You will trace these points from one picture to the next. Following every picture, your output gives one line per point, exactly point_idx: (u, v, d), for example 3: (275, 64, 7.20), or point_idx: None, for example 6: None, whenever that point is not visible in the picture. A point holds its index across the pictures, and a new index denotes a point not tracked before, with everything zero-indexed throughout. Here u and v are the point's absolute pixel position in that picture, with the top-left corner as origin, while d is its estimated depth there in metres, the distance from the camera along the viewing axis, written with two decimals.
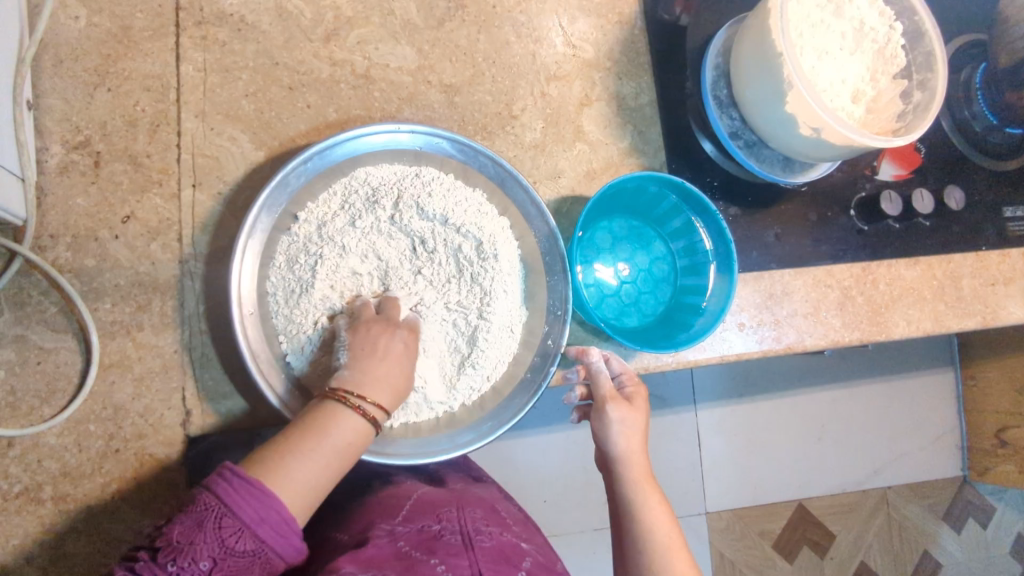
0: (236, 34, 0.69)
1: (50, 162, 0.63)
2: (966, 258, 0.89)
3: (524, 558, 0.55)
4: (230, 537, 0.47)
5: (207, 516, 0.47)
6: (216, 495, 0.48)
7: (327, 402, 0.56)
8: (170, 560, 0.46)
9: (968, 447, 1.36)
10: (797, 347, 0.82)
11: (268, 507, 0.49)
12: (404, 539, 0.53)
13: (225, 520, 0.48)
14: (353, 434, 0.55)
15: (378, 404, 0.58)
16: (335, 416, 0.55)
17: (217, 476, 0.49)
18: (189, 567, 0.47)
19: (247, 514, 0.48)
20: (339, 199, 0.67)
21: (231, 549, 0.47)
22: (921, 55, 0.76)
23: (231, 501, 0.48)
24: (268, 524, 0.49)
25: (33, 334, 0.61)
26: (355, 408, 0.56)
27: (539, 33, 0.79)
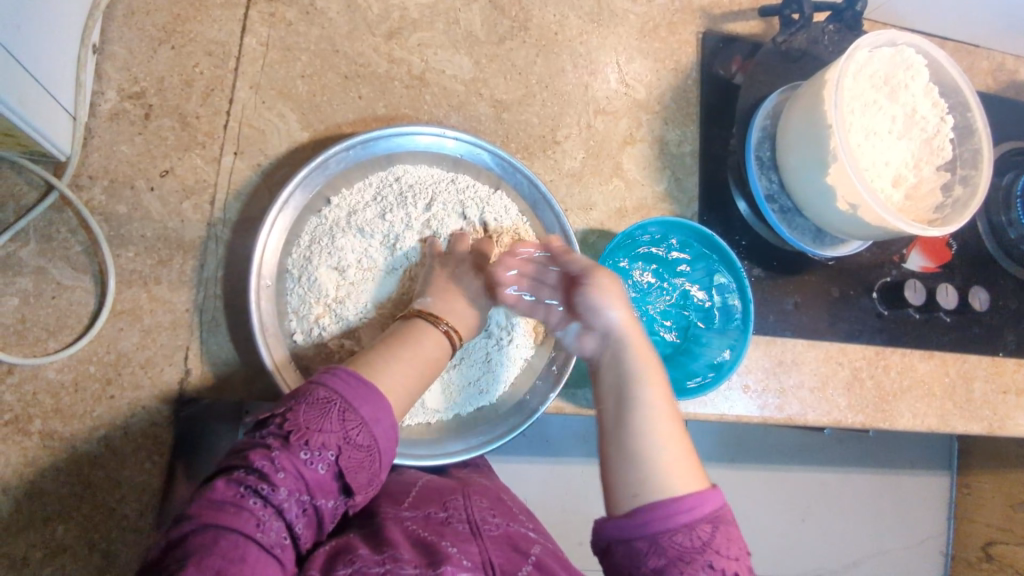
0: (304, 17, 0.71)
1: (103, 107, 0.64)
2: (981, 361, 0.89)
3: (532, 546, 0.56)
4: (353, 430, 0.52)
5: (332, 409, 0.52)
6: (336, 392, 0.53)
7: (415, 318, 0.63)
8: (304, 447, 0.51)
9: (953, 555, 1.33)
10: (799, 420, 0.81)
11: (382, 409, 0.54)
12: (411, 523, 0.55)
13: (348, 415, 0.52)
14: (439, 347, 0.62)
15: (455, 327, 0.64)
16: (423, 331, 0.62)
17: (331, 377, 0.54)
18: (320, 456, 0.51)
19: (366, 411, 0.53)
20: (373, 189, 0.68)
21: (353, 441, 0.52)
22: (967, 152, 0.77)
23: (351, 398, 0.53)
24: (382, 422, 0.54)
25: (53, 268, 0.61)
26: (438, 325, 0.62)
27: (594, 66, 0.81)
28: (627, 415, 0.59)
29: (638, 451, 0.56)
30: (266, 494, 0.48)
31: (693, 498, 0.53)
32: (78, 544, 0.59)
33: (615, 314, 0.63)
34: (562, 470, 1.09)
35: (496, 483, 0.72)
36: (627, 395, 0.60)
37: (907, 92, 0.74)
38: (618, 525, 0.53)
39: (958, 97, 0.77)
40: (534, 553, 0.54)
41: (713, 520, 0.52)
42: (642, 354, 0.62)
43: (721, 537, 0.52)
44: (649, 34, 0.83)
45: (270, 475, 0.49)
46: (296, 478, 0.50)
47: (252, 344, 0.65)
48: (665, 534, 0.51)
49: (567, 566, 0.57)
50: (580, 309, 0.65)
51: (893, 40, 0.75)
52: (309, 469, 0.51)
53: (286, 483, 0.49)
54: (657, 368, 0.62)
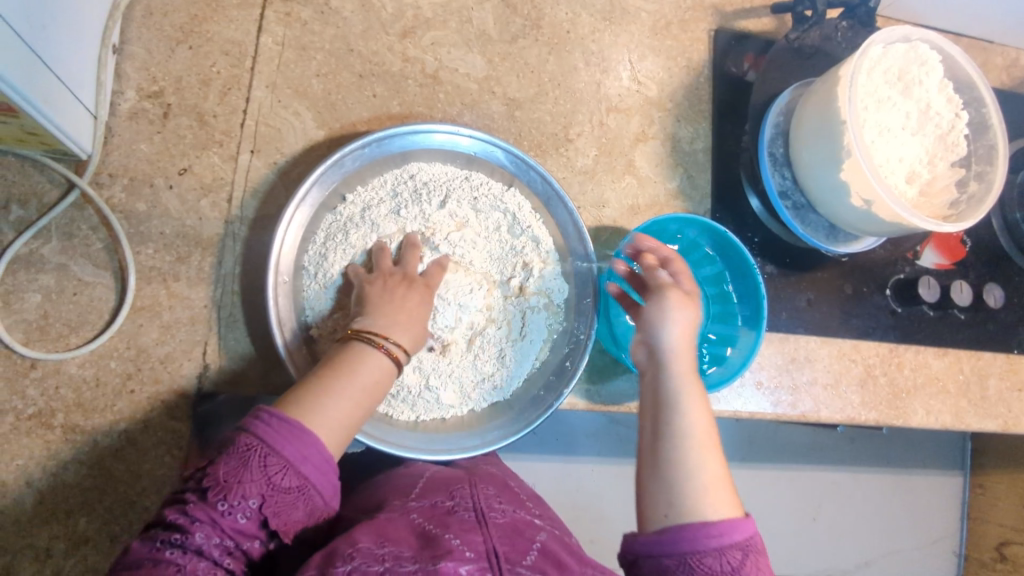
0: (319, 16, 0.71)
1: (122, 106, 0.65)
2: (996, 358, 0.88)
3: (538, 533, 0.57)
4: (275, 474, 0.49)
5: (251, 455, 0.49)
6: (256, 436, 0.49)
7: (352, 342, 0.58)
8: (220, 498, 0.47)
9: (967, 555, 1.32)
10: (812, 417, 0.81)
11: (309, 446, 0.50)
12: (418, 514, 0.55)
13: (270, 459, 0.49)
14: (381, 370, 0.57)
15: (400, 343, 0.59)
16: (361, 354, 0.57)
17: (254, 418, 0.51)
18: (239, 505, 0.48)
19: (290, 451, 0.49)
20: (387, 186, 0.69)
21: (277, 486, 0.48)
22: (983, 147, 0.77)
23: (272, 439, 0.49)
24: (309, 461, 0.50)
25: (75, 265, 0.62)
26: (379, 346, 0.57)
27: (607, 64, 0.81)
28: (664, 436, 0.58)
29: (674, 474, 0.55)
30: (181, 543, 0.46)
31: (726, 523, 0.51)
32: (100, 537, 0.60)
33: (670, 335, 0.62)
34: (574, 468, 1.09)
35: (504, 471, 0.73)
36: (666, 415, 0.58)
37: (922, 88, 0.74)
38: (646, 541, 0.52)
39: (973, 93, 0.77)
40: (539, 541, 0.56)
41: (743, 547, 0.51)
42: (686, 373, 0.61)
43: (750, 564, 0.50)
44: (661, 32, 0.83)
45: (184, 526, 0.47)
46: (214, 526, 0.47)
47: (268, 340, 0.66)
48: (693, 555, 0.50)
49: (575, 553, 0.58)
50: (642, 325, 0.64)
51: (907, 35, 0.75)
52: (228, 518, 0.47)
53: (203, 530, 0.47)
54: (698, 386, 0.60)
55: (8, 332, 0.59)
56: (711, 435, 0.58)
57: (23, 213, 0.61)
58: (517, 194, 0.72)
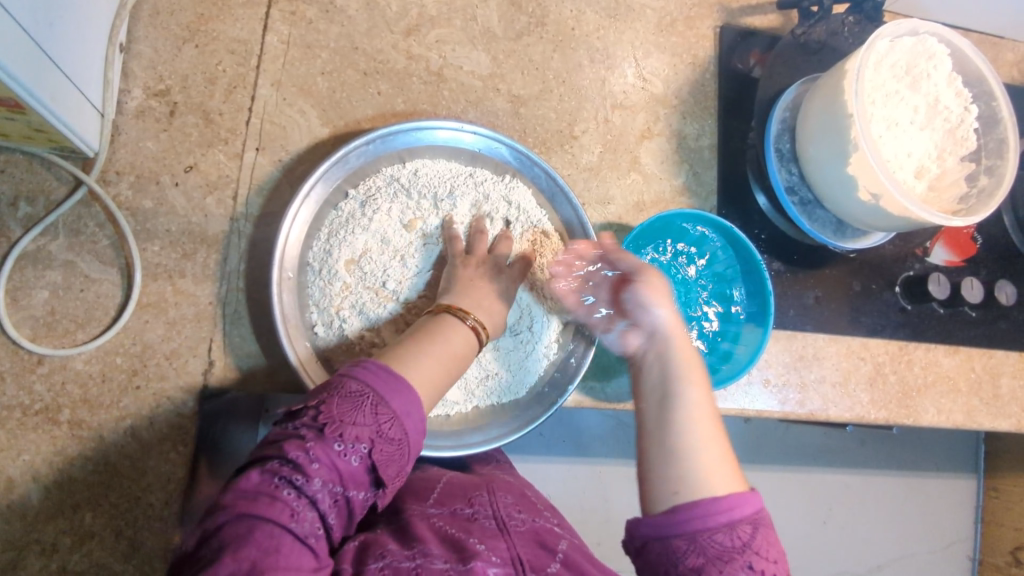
0: (324, 15, 0.72)
1: (129, 104, 0.65)
2: (1007, 357, 0.87)
3: (559, 541, 0.57)
4: (385, 423, 0.51)
5: (365, 402, 0.51)
6: (367, 385, 0.52)
7: (442, 315, 0.62)
8: (337, 439, 0.50)
9: (981, 560, 1.30)
10: (820, 415, 0.80)
11: (414, 403, 0.53)
12: (438, 521, 0.55)
13: (380, 407, 0.52)
14: (466, 342, 0.61)
15: (481, 320, 0.63)
16: (452, 327, 0.61)
17: (360, 369, 0.53)
18: (353, 448, 0.50)
19: (397, 404, 0.52)
20: (391, 182, 0.69)
21: (385, 434, 0.51)
22: (993, 141, 0.75)
23: (383, 390, 0.52)
24: (413, 417, 0.53)
25: (81, 262, 0.62)
26: (465, 318, 0.62)
27: (611, 61, 0.81)
28: (667, 417, 0.58)
29: (682, 450, 0.55)
30: (299, 485, 0.47)
31: (735, 497, 0.51)
32: (105, 532, 0.60)
33: (660, 314, 0.63)
34: (581, 469, 1.09)
35: (519, 480, 0.72)
36: (669, 396, 0.59)
37: (930, 82, 0.73)
38: (654, 523, 0.51)
39: (982, 87, 0.76)
40: (562, 550, 0.55)
41: (753, 521, 0.51)
42: (687, 357, 0.62)
43: (762, 538, 0.50)
44: (667, 29, 0.83)
45: (304, 466, 0.48)
46: (330, 470, 0.49)
47: (273, 337, 0.66)
48: (701, 532, 0.50)
49: (594, 562, 0.58)
50: (630, 305, 0.65)
51: (914, 29, 0.74)
52: (342, 461, 0.49)
53: (320, 473, 0.48)
54: (699, 372, 0.61)
55: (16, 328, 0.60)
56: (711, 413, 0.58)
57: (30, 210, 0.62)
58: (521, 188, 0.72)
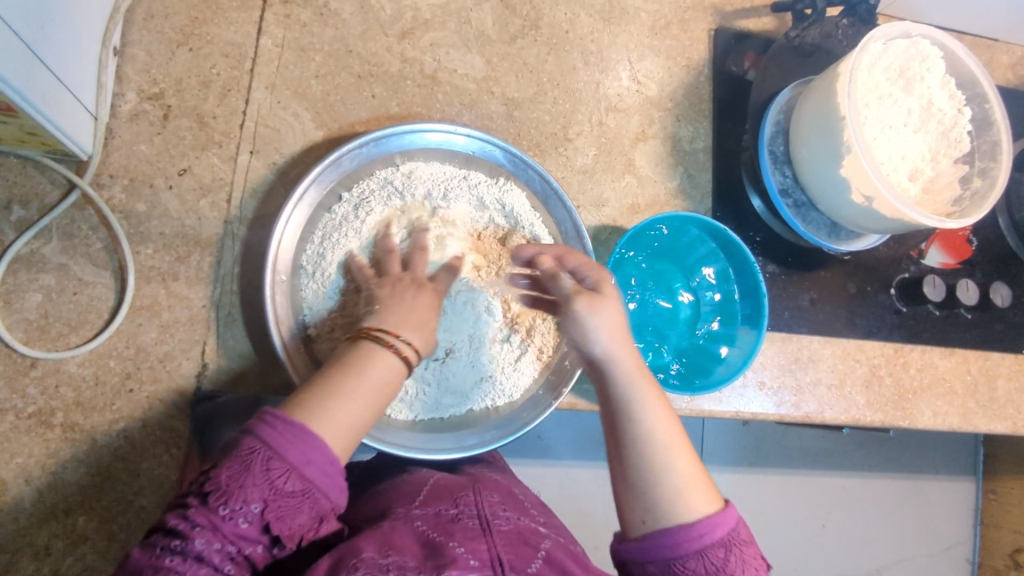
0: (318, 18, 0.72)
1: (124, 108, 0.66)
2: (1003, 359, 0.87)
3: (543, 540, 0.57)
4: (279, 478, 0.47)
5: (254, 459, 0.47)
6: (261, 440, 0.48)
7: (364, 342, 0.56)
8: (221, 503, 0.46)
9: (980, 562, 1.30)
10: (816, 417, 0.80)
11: (314, 448, 0.48)
12: (422, 522, 0.55)
13: (272, 462, 0.47)
14: (389, 370, 0.55)
15: (409, 343, 0.57)
16: (371, 354, 0.55)
17: (259, 421, 0.49)
18: (241, 509, 0.46)
19: (293, 455, 0.47)
20: (385, 185, 0.69)
21: (280, 490, 0.47)
22: (986, 143, 0.76)
23: (277, 443, 0.47)
24: (315, 464, 0.48)
25: (75, 265, 0.62)
26: (389, 346, 0.56)
27: (606, 64, 0.81)
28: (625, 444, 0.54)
29: (644, 479, 0.52)
30: (181, 549, 0.44)
31: (705, 523, 0.50)
32: (98, 535, 0.60)
33: (598, 342, 0.57)
34: (579, 472, 1.09)
35: (509, 479, 0.73)
36: (621, 422, 0.55)
37: (923, 84, 0.74)
38: (631, 548, 0.51)
39: (975, 89, 0.76)
40: (544, 549, 0.55)
41: (725, 544, 0.50)
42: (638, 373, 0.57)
43: (734, 561, 0.50)
44: (661, 32, 0.83)
45: (185, 532, 0.45)
46: (215, 532, 0.45)
47: (267, 340, 0.66)
48: (676, 561, 0.49)
49: (580, 561, 0.57)
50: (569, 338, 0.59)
51: (907, 31, 0.74)
52: (229, 523, 0.46)
53: (203, 536, 0.45)
54: (651, 384, 0.57)
55: (9, 331, 0.60)
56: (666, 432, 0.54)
57: (24, 213, 0.62)
58: (514, 190, 0.72)
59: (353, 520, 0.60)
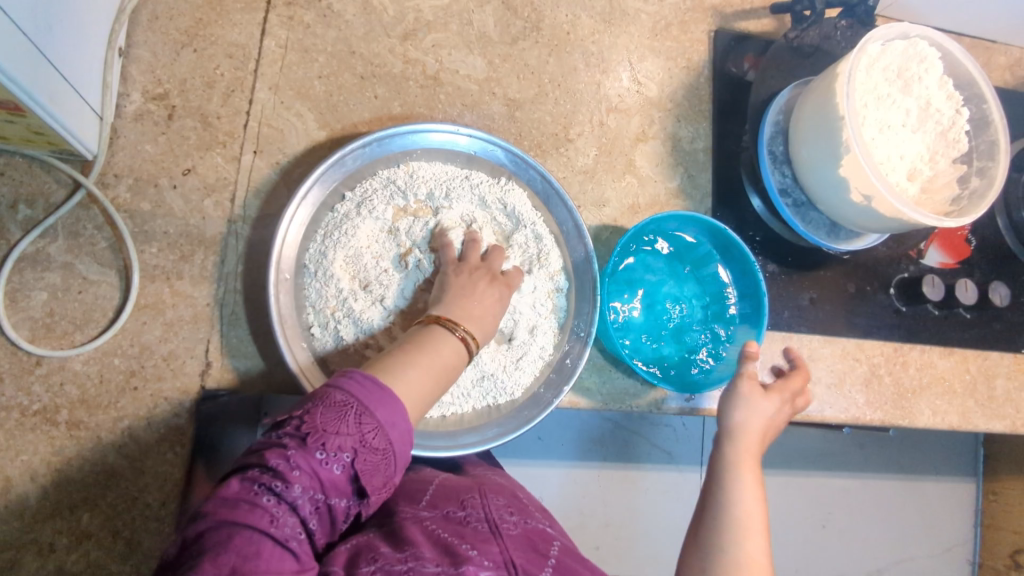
0: (321, 19, 0.72)
1: (128, 108, 0.66)
2: (1002, 358, 0.88)
3: (550, 545, 0.57)
4: (368, 433, 0.48)
5: (349, 411, 0.48)
6: (352, 394, 0.49)
7: (432, 326, 0.59)
8: (319, 447, 0.47)
9: (980, 563, 1.30)
10: (816, 416, 0.80)
11: (399, 412, 0.50)
12: (432, 523, 0.55)
13: (364, 417, 0.49)
14: (457, 357, 0.58)
15: (474, 335, 0.60)
16: (439, 338, 0.58)
17: (346, 379, 0.50)
18: (335, 457, 0.47)
19: (382, 414, 0.49)
20: (388, 184, 0.69)
21: (368, 444, 0.48)
22: (984, 143, 0.76)
23: (368, 400, 0.49)
24: (397, 427, 0.50)
25: (80, 264, 0.63)
26: (458, 334, 0.59)
27: (606, 65, 0.81)
28: (712, 508, 0.60)
29: (717, 542, 0.57)
30: (280, 491, 0.45)
31: None
32: (103, 532, 0.60)
33: (741, 416, 0.64)
34: (579, 472, 1.09)
35: (511, 480, 0.73)
36: (720, 488, 0.61)
37: (922, 85, 0.74)
38: None
39: (973, 89, 0.77)
40: (553, 554, 0.56)
41: None
42: (750, 459, 0.62)
43: None
44: (661, 33, 0.84)
45: (284, 473, 0.45)
46: (311, 477, 0.46)
47: (271, 338, 0.66)
48: None
49: (586, 565, 0.58)
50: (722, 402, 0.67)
51: (905, 33, 0.74)
52: (324, 469, 0.47)
53: (301, 479, 0.46)
54: (756, 471, 0.62)
55: (14, 329, 0.60)
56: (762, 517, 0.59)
57: (30, 213, 0.62)
58: (516, 190, 0.72)
59: None
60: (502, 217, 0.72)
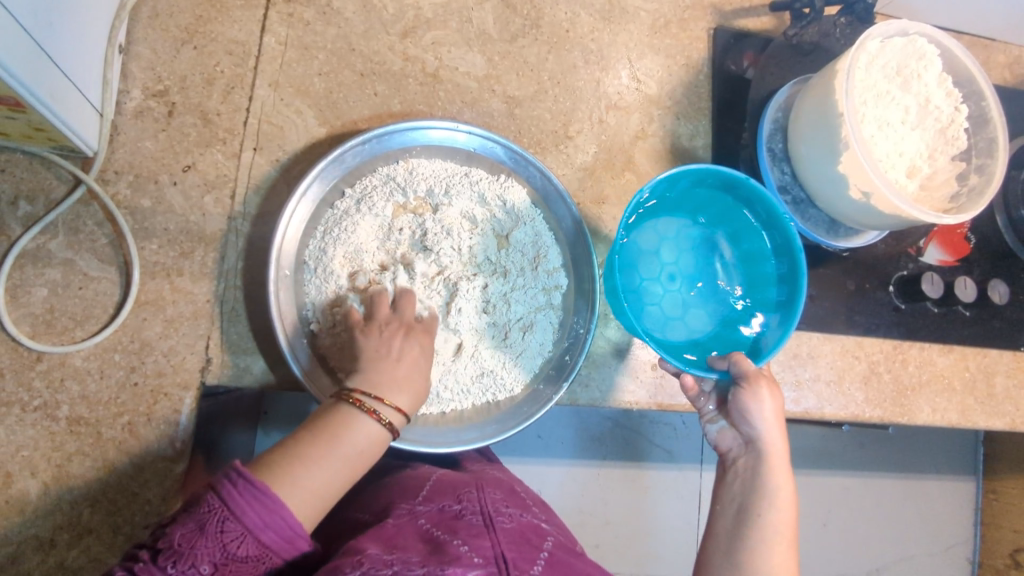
0: (321, 16, 0.73)
1: (128, 105, 0.66)
2: (1002, 356, 0.88)
3: (544, 540, 0.58)
4: (232, 542, 0.45)
5: (209, 520, 0.45)
6: (219, 499, 0.46)
7: (342, 406, 0.56)
8: (170, 562, 0.44)
9: (980, 562, 1.30)
10: (815, 414, 0.81)
11: (275, 514, 0.47)
12: (426, 519, 0.55)
13: (227, 525, 0.45)
14: (370, 438, 0.55)
15: (397, 408, 0.57)
16: (347, 419, 0.55)
17: (219, 477, 0.47)
18: (189, 571, 0.44)
19: (251, 520, 0.46)
20: (387, 180, 0.69)
21: (233, 555, 0.45)
22: (983, 140, 0.76)
23: (235, 506, 0.46)
24: (273, 530, 0.47)
25: (80, 260, 0.63)
26: (370, 412, 0.55)
27: (606, 63, 0.82)
28: (747, 525, 0.62)
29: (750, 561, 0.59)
30: None
31: None
32: (103, 527, 0.60)
33: (765, 430, 0.64)
34: (579, 469, 1.09)
35: (509, 475, 0.74)
36: (752, 507, 0.62)
37: (920, 82, 0.74)
38: None
39: (972, 87, 0.77)
40: (546, 549, 0.56)
41: None
42: (778, 472, 0.63)
43: None
44: (661, 31, 0.84)
45: None
46: None
47: (271, 334, 0.67)
48: None
49: (580, 560, 0.58)
50: (735, 414, 0.65)
51: (904, 29, 0.74)
52: None
53: None
54: (786, 482, 0.63)
55: (15, 325, 0.60)
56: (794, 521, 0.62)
57: (30, 209, 0.62)
58: (515, 188, 0.72)
59: (353, 516, 0.61)
60: (502, 215, 0.72)
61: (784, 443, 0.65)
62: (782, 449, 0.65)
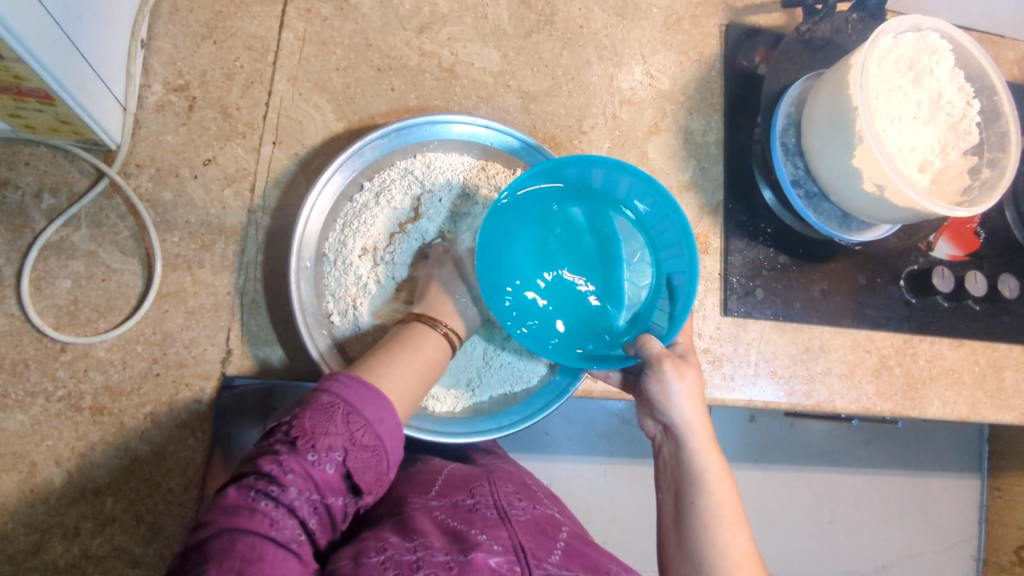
0: (339, 12, 0.73)
1: (150, 99, 0.67)
2: (1012, 350, 0.88)
3: (559, 530, 0.58)
4: (358, 432, 0.50)
5: (336, 411, 0.50)
6: (338, 395, 0.51)
7: (415, 324, 0.63)
8: (310, 448, 0.48)
9: (986, 559, 1.31)
10: (825, 406, 0.82)
11: (387, 408, 0.52)
12: (440, 512, 0.56)
13: (352, 416, 0.50)
14: (441, 349, 0.62)
15: (454, 329, 0.64)
16: (424, 335, 0.62)
17: (331, 380, 0.52)
18: (326, 456, 0.49)
19: (370, 411, 0.51)
20: (405, 175, 0.70)
21: (358, 442, 0.50)
22: (995, 135, 0.77)
23: (354, 399, 0.51)
24: (386, 423, 0.51)
25: (103, 253, 0.64)
26: (440, 329, 0.63)
27: (619, 59, 0.82)
28: (685, 516, 0.60)
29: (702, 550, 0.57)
30: (276, 495, 0.46)
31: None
32: (127, 516, 0.61)
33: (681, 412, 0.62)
34: (588, 464, 1.10)
35: (518, 469, 0.74)
36: (688, 497, 0.60)
37: (933, 77, 0.74)
38: None
39: (984, 82, 0.77)
40: (563, 539, 0.56)
41: None
42: (704, 453, 0.61)
43: None
44: (673, 27, 0.85)
45: (278, 478, 0.47)
46: (305, 479, 0.48)
47: (290, 327, 0.67)
48: None
49: (598, 549, 0.59)
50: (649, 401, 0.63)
51: (917, 25, 0.76)
52: (317, 470, 0.48)
53: (296, 483, 0.47)
54: (716, 463, 0.61)
55: (40, 316, 0.61)
56: (733, 499, 0.60)
57: (54, 202, 0.63)
58: None
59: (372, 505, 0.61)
60: None
61: (707, 421, 0.63)
62: (706, 427, 0.63)
